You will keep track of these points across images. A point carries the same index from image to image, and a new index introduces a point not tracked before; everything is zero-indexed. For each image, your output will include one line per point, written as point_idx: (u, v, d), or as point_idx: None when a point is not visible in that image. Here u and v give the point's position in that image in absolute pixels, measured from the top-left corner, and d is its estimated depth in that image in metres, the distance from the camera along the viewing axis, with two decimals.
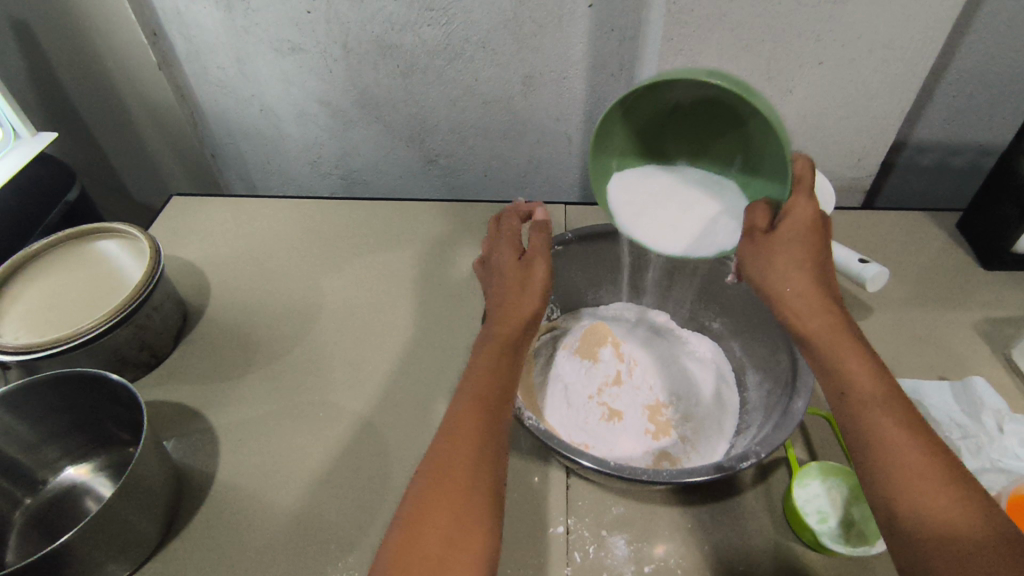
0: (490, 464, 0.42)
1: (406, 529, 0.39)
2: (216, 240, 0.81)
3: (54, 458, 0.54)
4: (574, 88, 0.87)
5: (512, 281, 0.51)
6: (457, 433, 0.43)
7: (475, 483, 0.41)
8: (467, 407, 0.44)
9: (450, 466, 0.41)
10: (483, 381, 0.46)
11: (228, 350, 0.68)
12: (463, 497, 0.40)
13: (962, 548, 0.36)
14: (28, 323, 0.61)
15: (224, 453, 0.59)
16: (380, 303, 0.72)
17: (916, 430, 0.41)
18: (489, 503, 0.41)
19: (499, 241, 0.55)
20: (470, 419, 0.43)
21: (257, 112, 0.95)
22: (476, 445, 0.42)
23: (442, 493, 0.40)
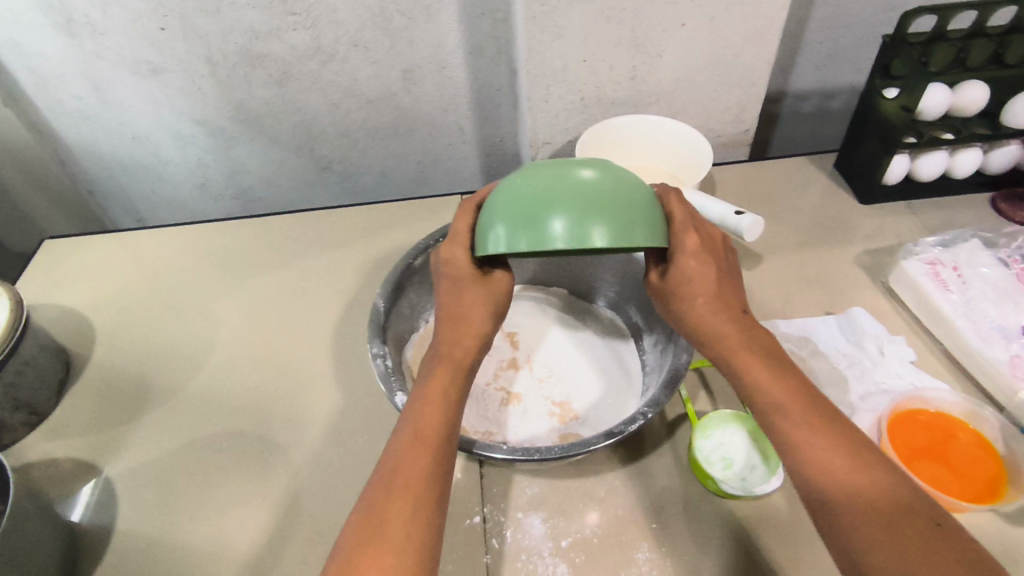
0: (431, 510, 0.40)
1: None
2: (98, 281, 0.77)
3: None
4: (455, 76, 0.87)
5: (476, 301, 0.50)
6: (392, 480, 0.40)
7: (409, 531, 0.38)
8: (408, 448, 0.42)
9: (382, 513, 0.39)
10: (426, 426, 0.43)
11: (117, 395, 0.64)
12: (393, 552, 0.37)
13: (877, 536, 0.36)
14: None
15: (123, 503, 0.56)
16: (279, 322, 0.70)
17: (811, 407, 0.42)
18: (427, 553, 0.38)
19: (463, 238, 0.52)
20: (410, 460, 0.41)
21: (129, 140, 0.91)
22: (414, 495, 0.40)
23: (373, 551, 0.37)
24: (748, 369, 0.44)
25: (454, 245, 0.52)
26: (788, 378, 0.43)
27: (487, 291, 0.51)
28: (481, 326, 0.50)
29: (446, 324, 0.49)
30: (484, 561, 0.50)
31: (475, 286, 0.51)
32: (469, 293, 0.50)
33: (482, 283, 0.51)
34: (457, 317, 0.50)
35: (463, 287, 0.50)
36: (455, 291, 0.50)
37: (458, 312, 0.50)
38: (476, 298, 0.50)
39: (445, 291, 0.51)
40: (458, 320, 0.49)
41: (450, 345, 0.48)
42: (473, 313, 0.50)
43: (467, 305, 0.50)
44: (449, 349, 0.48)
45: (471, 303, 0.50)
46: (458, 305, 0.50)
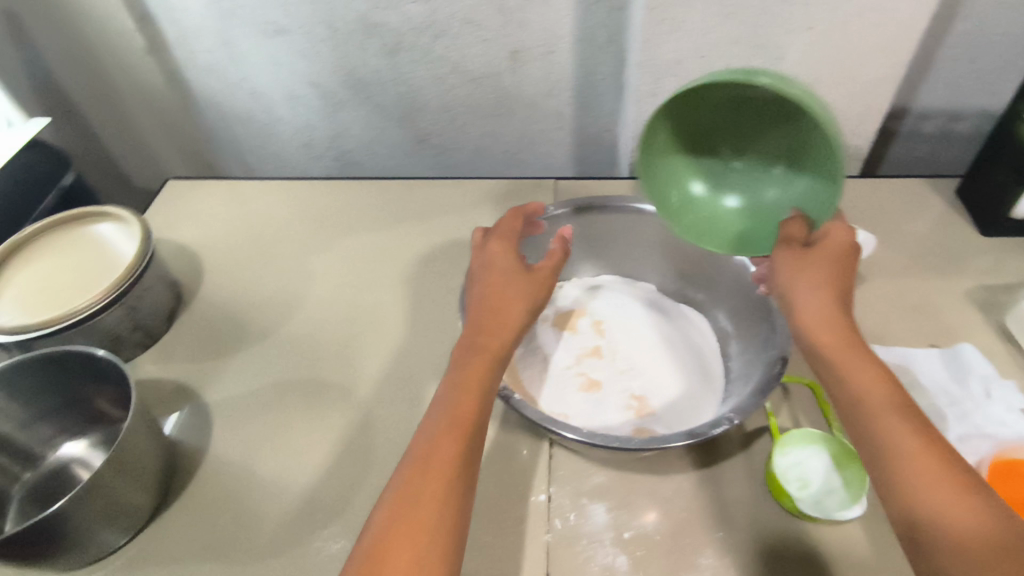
0: (459, 490, 0.41)
1: (367, 558, 0.38)
2: (209, 223, 0.82)
3: (52, 433, 0.56)
4: (562, 61, 0.86)
5: (515, 293, 0.50)
6: (424, 464, 0.42)
7: (441, 514, 0.40)
8: (442, 430, 0.43)
9: (412, 494, 0.40)
10: (462, 410, 0.44)
11: (219, 331, 0.69)
12: (425, 529, 0.39)
13: (978, 552, 0.34)
14: (20, 305, 0.62)
15: (216, 430, 0.60)
16: (369, 282, 0.73)
17: (913, 414, 0.40)
18: (454, 535, 0.40)
19: (502, 240, 0.54)
20: (443, 443, 0.42)
21: (248, 95, 0.96)
22: (445, 476, 0.41)
23: (405, 526, 0.39)
24: (849, 364, 0.43)
25: (492, 245, 0.54)
26: (889, 380, 0.42)
27: (526, 285, 0.51)
28: (516, 314, 0.49)
29: (482, 312, 0.49)
30: (545, 539, 0.51)
31: (512, 277, 0.51)
32: (505, 284, 0.51)
33: (519, 275, 0.51)
34: (493, 305, 0.50)
35: (499, 279, 0.51)
36: (492, 282, 0.51)
37: (494, 300, 0.50)
38: (516, 290, 0.50)
39: (486, 281, 0.51)
40: (495, 308, 0.49)
41: (487, 332, 0.48)
42: (509, 302, 0.50)
43: (504, 294, 0.50)
44: (486, 337, 0.48)
45: (508, 292, 0.50)
46: (494, 293, 0.50)
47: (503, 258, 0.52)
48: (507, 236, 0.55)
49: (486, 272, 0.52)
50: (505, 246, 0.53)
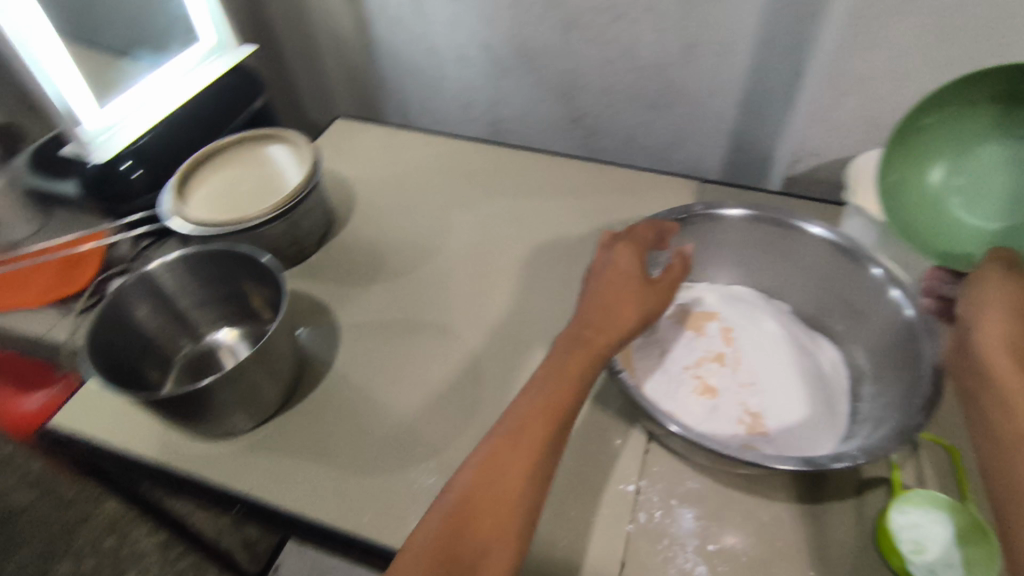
0: (542, 475, 0.42)
1: (452, 513, 0.40)
2: (368, 163, 0.89)
3: (213, 318, 0.64)
4: (737, 61, 0.84)
5: (630, 298, 0.49)
6: (513, 436, 0.43)
7: (526, 485, 0.41)
8: (532, 413, 0.44)
9: (499, 463, 0.42)
10: (557, 398, 0.44)
11: (360, 260, 0.75)
12: (504, 504, 0.40)
13: None
14: (208, 203, 0.70)
15: (341, 349, 0.65)
16: (502, 244, 0.76)
17: None
18: (530, 513, 0.41)
19: (629, 244, 0.54)
20: (532, 426, 0.43)
21: (423, 51, 1.02)
22: (530, 458, 0.42)
23: (486, 496, 0.40)
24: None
25: (618, 246, 0.53)
26: None
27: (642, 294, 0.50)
28: (626, 319, 0.48)
29: (593, 306, 0.49)
30: (627, 529, 0.51)
31: (631, 281, 0.50)
32: (622, 284, 0.50)
33: (638, 281, 0.50)
34: (604, 303, 0.49)
35: (618, 278, 0.50)
36: (609, 279, 0.51)
37: (607, 298, 0.49)
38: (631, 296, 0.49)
39: (603, 281, 0.51)
40: (606, 305, 0.49)
41: (594, 330, 0.48)
42: (621, 303, 0.49)
43: (618, 294, 0.49)
44: (591, 334, 0.47)
45: (623, 294, 0.49)
46: (607, 291, 0.50)
47: (627, 259, 0.51)
48: (635, 242, 0.54)
49: (605, 270, 0.52)
50: (631, 249, 0.53)
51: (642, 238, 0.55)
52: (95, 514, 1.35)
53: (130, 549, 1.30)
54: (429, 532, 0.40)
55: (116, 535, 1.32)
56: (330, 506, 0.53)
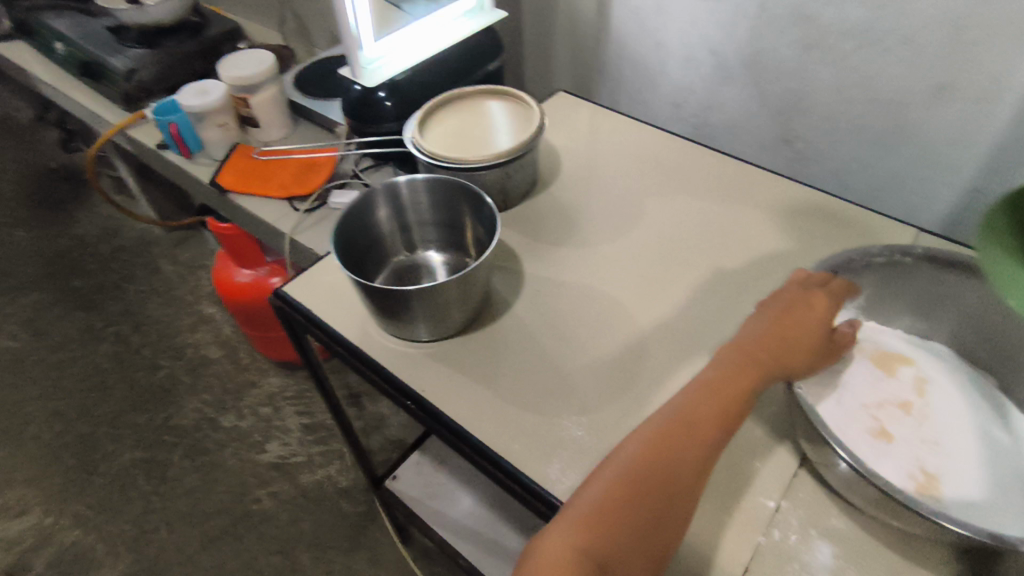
0: (698, 473, 0.46)
1: (614, 485, 0.45)
2: (577, 136, 0.93)
3: (427, 240, 0.72)
4: (997, 114, 0.76)
5: (811, 343, 0.50)
6: (675, 431, 0.47)
7: (685, 479, 0.45)
8: (696, 417, 0.48)
9: (661, 451, 0.46)
10: (721, 410, 0.48)
11: (552, 223, 0.80)
12: (665, 491, 0.45)
13: None
14: (442, 140, 0.80)
15: (520, 296, 0.71)
16: (687, 240, 0.77)
17: None
18: (686, 503, 0.45)
19: (826, 294, 0.53)
20: (694, 429, 0.47)
21: (651, 44, 1.04)
22: (690, 456, 0.46)
23: (649, 480, 0.45)
24: None
25: (815, 293, 0.52)
26: None
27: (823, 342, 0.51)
28: (802, 360, 0.49)
29: (771, 343, 0.50)
30: (758, 540, 0.51)
31: (814, 334, 0.50)
32: (805, 333, 0.50)
33: (821, 336, 0.51)
34: (782, 345, 0.50)
35: (804, 326, 0.51)
36: (795, 322, 0.51)
37: (787, 341, 0.50)
38: (812, 340, 0.50)
39: (785, 314, 0.51)
40: (784, 348, 0.50)
41: (766, 355, 0.49)
42: (800, 352, 0.50)
43: (798, 343, 0.50)
44: (764, 359, 0.49)
45: (803, 344, 0.50)
46: (789, 333, 0.50)
47: (819, 313, 0.51)
48: (831, 293, 0.53)
49: (795, 312, 0.51)
50: (826, 303, 0.52)
51: (838, 291, 0.54)
52: (260, 385, 1.58)
53: (279, 423, 1.50)
54: (593, 495, 0.45)
55: (271, 408, 1.53)
56: (487, 425, 0.59)
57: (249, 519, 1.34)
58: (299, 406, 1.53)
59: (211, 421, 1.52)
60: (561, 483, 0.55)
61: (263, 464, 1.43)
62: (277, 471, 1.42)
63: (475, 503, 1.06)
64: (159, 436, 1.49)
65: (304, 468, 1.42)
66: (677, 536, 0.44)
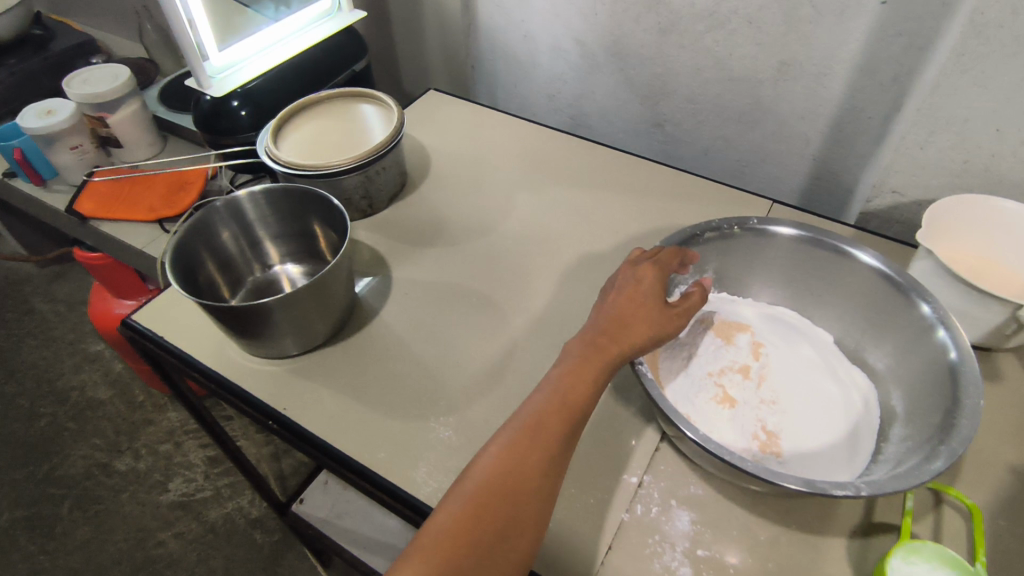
0: (555, 470, 0.45)
1: (475, 497, 0.42)
2: (449, 134, 0.93)
3: (285, 252, 0.70)
4: (832, 87, 0.82)
5: (648, 318, 0.51)
6: (537, 428, 0.45)
7: (544, 477, 0.44)
8: (552, 414, 0.46)
9: (522, 457, 0.44)
10: (574, 400, 0.47)
11: (423, 223, 0.79)
12: (522, 496, 0.43)
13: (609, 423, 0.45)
14: (299, 148, 0.77)
15: (389, 300, 0.70)
16: (555, 229, 0.78)
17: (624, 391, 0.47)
18: (543, 505, 0.44)
19: (653, 265, 0.54)
20: (549, 425, 0.46)
21: (520, 38, 1.05)
22: (547, 454, 0.45)
23: (505, 487, 0.43)
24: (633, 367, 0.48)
25: (642, 266, 0.54)
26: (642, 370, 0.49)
27: (661, 315, 0.51)
28: (641, 336, 0.50)
29: (609, 318, 0.51)
30: (622, 516, 0.52)
31: (649, 299, 0.52)
32: (641, 303, 0.52)
33: (656, 301, 0.52)
34: (619, 315, 0.51)
35: (638, 297, 0.52)
36: (630, 295, 0.52)
37: (623, 312, 0.51)
38: (650, 316, 0.51)
39: (623, 294, 0.52)
40: (623, 320, 0.50)
41: (608, 337, 0.49)
42: (637, 320, 0.50)
43: (634, 310, 0.51)
44: (607, 341, 0.49)
45: (639, 313, 0.51)
46: (627, 313, 0.51)
47: (649, 281, 0.52)
48: (660, 265, 0.55)
49: (627, 287, 0.53)
50: (656, 273, 0.54)
51: (667, 262, 0.56)
52: (157, 422, 1.48)
53: (181, 459, 1.42)
54: (453, 515, 0.42)
55: (171, 443, 1.45)
56: (353, 437, 0.58)
57: (152, 565, 1.26)
58: (203, 438, 1.45)
59: (104, 464, 1.41)
60: (427, 486, 0.54)
61: (165, 504, 1.35)
62: (181, 510, 1.34)
63: (385, 516, 1.04)
64: (44, 490, 1.37)
65: (211, 503, 1.35)
66: (535, 540, 0.43)
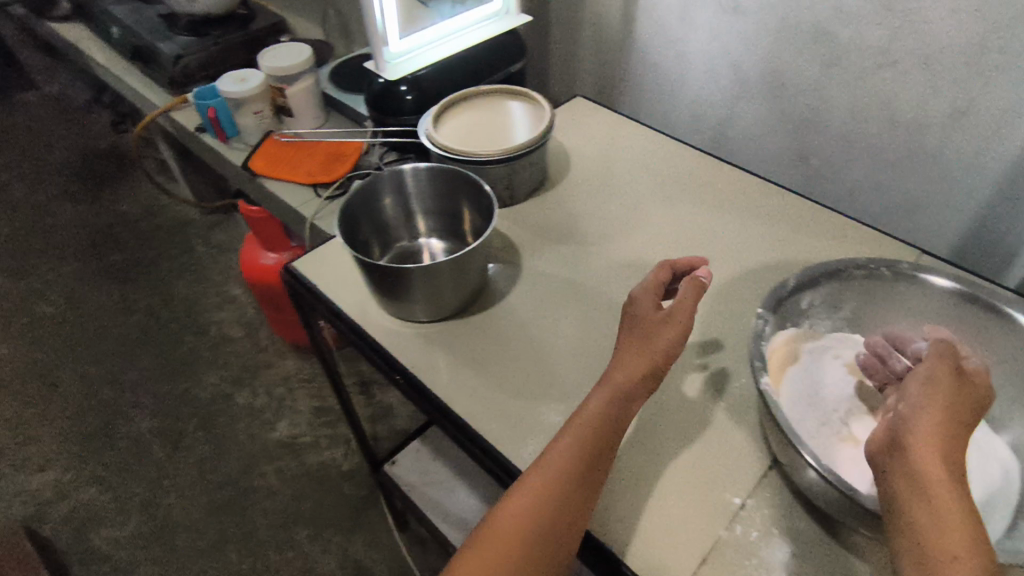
0: (580, 500, 0.49)
1: (508, 531, 0.47)
2: (591, 139, 0.96)
3: (431, 227, 0.75)
4: (1012, 140, 0.76)
5: (642, 336, 0.55)
6: (558, 466, 0.50)
7: (568, 510, 0.48)
8: (572, 452, 0.50)
9: (564, 475, 0.49)
10: (592, 438, 0.51)
11: (557, 220, 0.82)
12: (547, 528, 0.47)
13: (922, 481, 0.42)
14: (455, 134, 0.83)
15: (516, 287, 0.74)
16: (685, 246, 0.78)
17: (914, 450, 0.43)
18: (571, 536, 0.48)
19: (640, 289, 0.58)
20: (569, 464, 0.50)
21: (674, 56, 1.06)
22: (570, 489, 0.49)
23: (530, 523, 0.48)
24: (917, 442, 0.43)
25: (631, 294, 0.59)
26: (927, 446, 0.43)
27: (653, 330, 0.55)
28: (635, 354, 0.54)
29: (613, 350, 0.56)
30: (720, 533, 0.53)
31: (636, 320, 0.56)
32: (635, 324, 0.56)
33: (641, 318, 0.56)
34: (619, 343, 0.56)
35: (631, 321, 0.56)
36: (625, 324, 0.57)
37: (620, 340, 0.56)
38: (641, 333, 0.55)
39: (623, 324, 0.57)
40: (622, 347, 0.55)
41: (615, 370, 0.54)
42: (630, 341, 0.55)
43: (626, 333, 0.56)
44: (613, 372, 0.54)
45: (631, 333, 0.55)
46: (625, 340, 0.55)
47: (632, 304, 0.57)
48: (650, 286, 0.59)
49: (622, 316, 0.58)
50: (641, 294, 0.58)
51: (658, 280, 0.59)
52: (277, 366, 1.63)
53: (290, 404, 1.55)
54: (490, 550, 0.47)
55: (285, 388, 1.59)
56: (469, 405, 0.62)
57: (253, 493, 1.39)
58: (312, 389, 1.58)
59: (227, 395, 1.58)
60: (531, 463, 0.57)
61: (271, 441, 1.48)
62: (284, 449, 1.47)
63: (467, 494, 1.08)
64: (177, 407, 1.56)
65: (310, 449, 1.47)
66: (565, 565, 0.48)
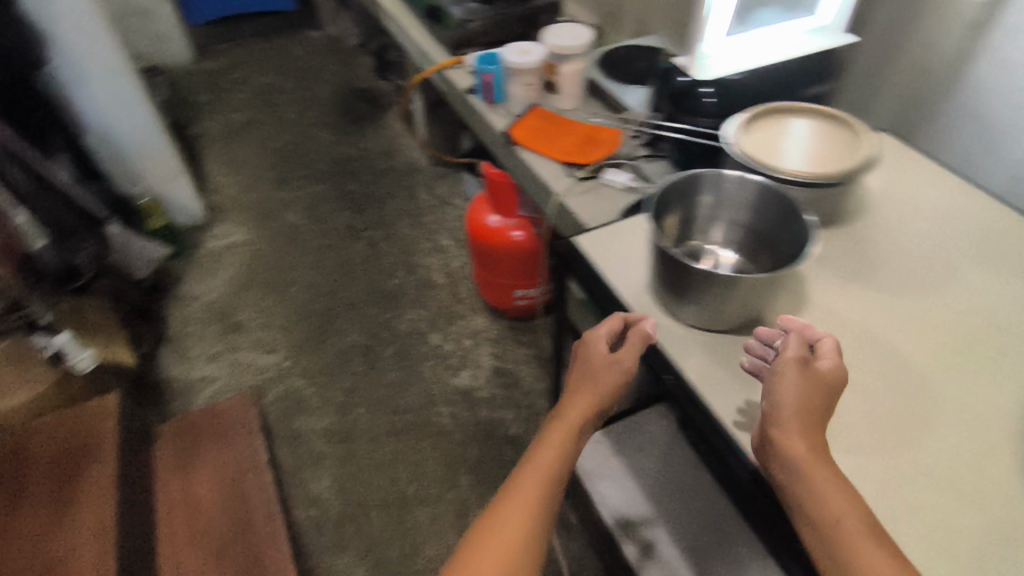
0: (543, 504, 0.58)
1: (485, 528, 0.56)
2: (895, 179, 0.88)
3: (731, 239, 0.76)
4: None
5: (594, 376, 0.65)
6: (530, 474, 0.59)
7: (529, 507, 0.57)
8: (535, 467, 0.60)
9: (533, 478, 0.59)
10: (548, 449, 0.61)
11: (851, 259, 0.78)
12: (518, 523, 0.56)
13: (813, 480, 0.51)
14: (763, 145, 0.80)
15: (802, 317, 0.71)
16: (1003, 324, 0.70)
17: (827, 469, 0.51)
18: (533, 534, 0.56)
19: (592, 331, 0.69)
20: (533, 472, 0.59)
21: (1012, 105, 0.93)
22: (535, 492, 0.58)
23: (503, 520, 0.56)
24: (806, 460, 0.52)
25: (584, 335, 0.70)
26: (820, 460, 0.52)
27: (600, 369, 0.65)
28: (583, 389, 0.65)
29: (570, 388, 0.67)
30: None
31: (588, 360, 0.67)
32: (587, 365, 0.67)
33: (592, 359, 0.66)
34: (578, 382, 0.67)
35: (583, 361, 0.67)
36: (579, 366, 0.67)
37: (578, 379, 0.67)
38: (596, 371, 0.65)
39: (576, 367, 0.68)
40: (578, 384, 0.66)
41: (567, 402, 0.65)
42: (586, 379, 0.66)
43: (582, 374, 0.66)
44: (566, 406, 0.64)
45: (587, 373, 0.66)
46: (581, 380, 0.66)
47: (588, 346, 0.67)
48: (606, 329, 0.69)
49: (578, 361, 0.68)
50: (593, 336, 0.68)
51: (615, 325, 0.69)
52: (469, 319, 1.74)
53: (475, 358, 1.64)
54: (469, 544, 0.56)
55: (473, 341, 1.68)
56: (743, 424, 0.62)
57: (430, 428, 1.50)
58: (497, 349, 1.66)
59: (423, 333, 1.71)
60: None
61: (452, 387, 1.58)
62: (462, 398, 1.56)
63: None
64: (381, 331, 1.72)
65: (486, 405, 1.55)
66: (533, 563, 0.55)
